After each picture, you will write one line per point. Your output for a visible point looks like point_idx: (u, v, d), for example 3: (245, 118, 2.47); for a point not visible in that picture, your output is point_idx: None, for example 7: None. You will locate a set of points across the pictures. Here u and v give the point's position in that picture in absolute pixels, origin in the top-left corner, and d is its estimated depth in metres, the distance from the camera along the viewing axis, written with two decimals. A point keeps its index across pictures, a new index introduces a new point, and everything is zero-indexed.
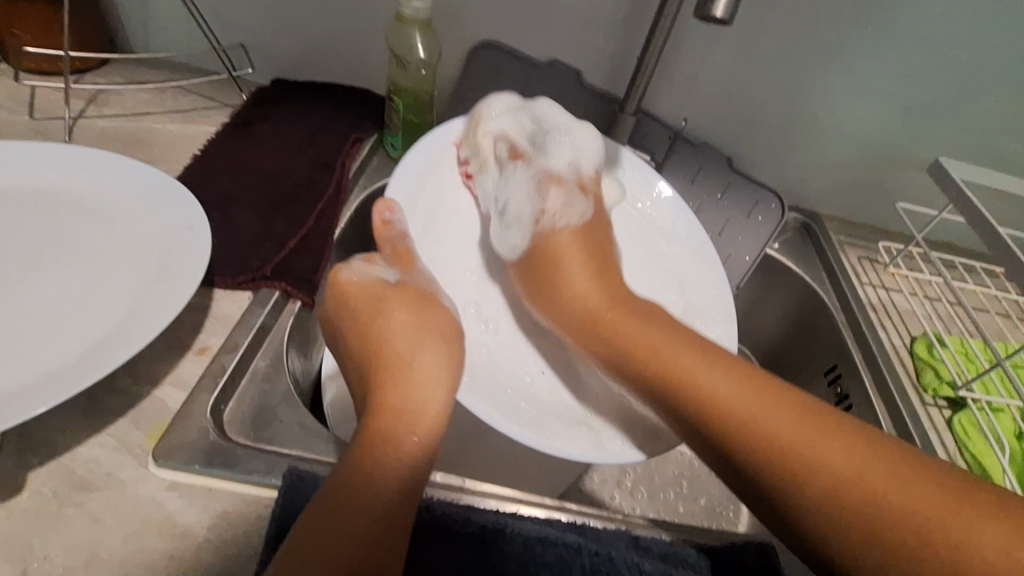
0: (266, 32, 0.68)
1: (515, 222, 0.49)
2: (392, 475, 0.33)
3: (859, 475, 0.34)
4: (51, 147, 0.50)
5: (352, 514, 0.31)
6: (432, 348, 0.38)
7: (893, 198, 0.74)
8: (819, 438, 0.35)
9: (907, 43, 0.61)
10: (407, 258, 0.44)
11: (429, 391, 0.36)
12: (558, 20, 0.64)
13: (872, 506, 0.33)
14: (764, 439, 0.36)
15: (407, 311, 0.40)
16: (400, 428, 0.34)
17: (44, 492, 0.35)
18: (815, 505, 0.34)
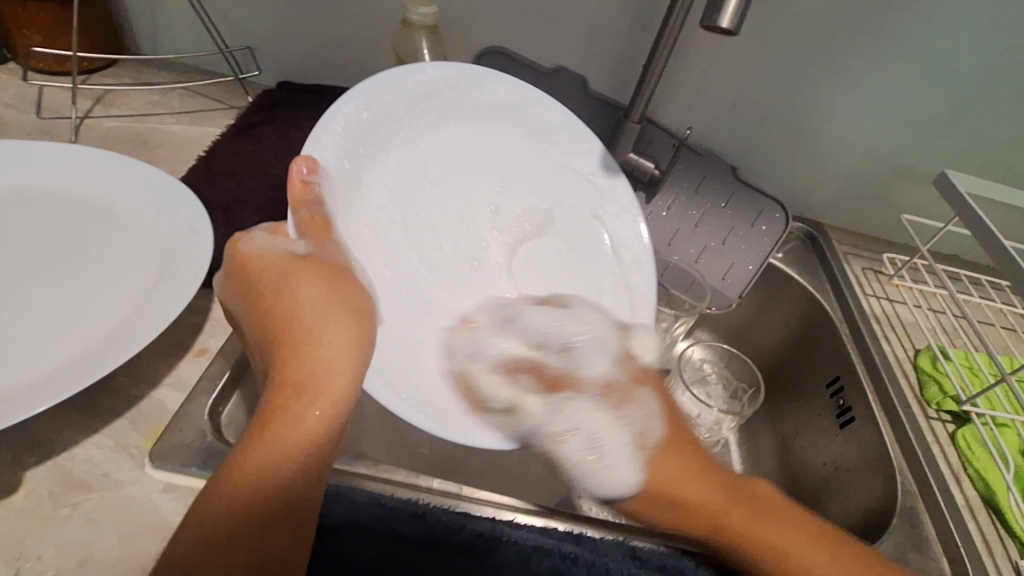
0: (273, 35, 0.68)
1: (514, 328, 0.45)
2: (268, 461, 0.30)
3: (797, 549, 0.37)
4: (54, 147, 0.50)
5: (240, 514, 0.29)
6: (335, 320, 0.35)
7: (899, 209, 0.74)
8: (774, 522, 0.38)
9: (914, 55, 0.61)
10: (322, 222, 0.38)
11: (332, 366, 0.33)
12: (563, 27, 0.64)
13: (757, 546, 0.37)
14: (710, 510, 0.38)
15: (315, 284, 0.36)
16: (294, 413, 0.31)
17: (41, 492, 0.35)
18: (764, 564, 0.37)
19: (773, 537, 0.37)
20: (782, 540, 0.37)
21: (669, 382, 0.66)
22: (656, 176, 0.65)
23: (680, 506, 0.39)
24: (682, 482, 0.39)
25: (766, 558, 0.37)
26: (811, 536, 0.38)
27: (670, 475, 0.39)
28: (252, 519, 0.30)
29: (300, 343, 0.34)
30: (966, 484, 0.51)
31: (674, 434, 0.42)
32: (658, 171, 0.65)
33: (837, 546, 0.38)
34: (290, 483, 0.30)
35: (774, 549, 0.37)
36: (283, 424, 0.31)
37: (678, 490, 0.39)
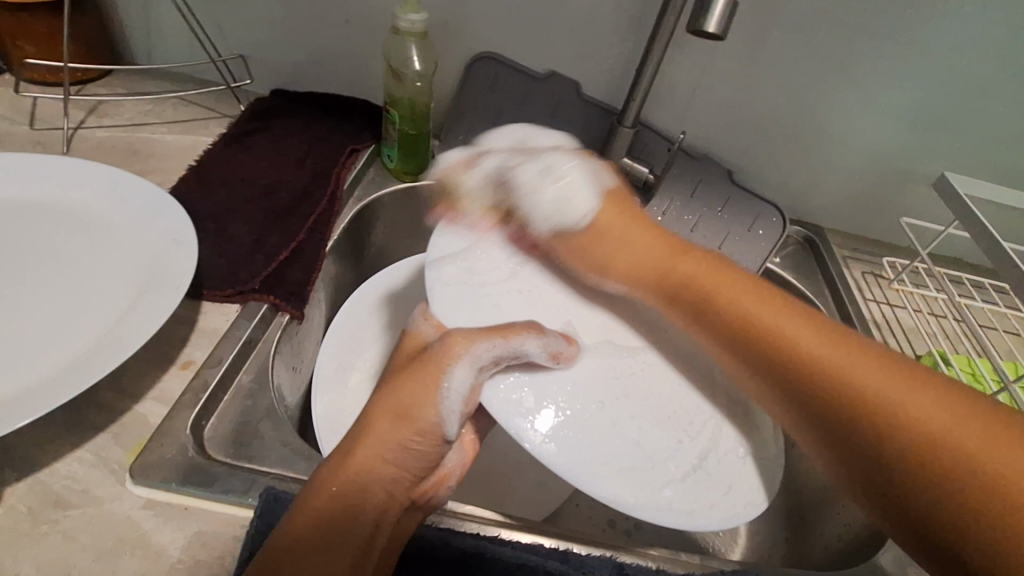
0: (264, 43, 0.68)
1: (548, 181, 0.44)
2: (331, 519, 0.31)
3: (880, 384, 0.33)
4: (44, 160, 0.50)
5: (305, 541, 0.30)
6: (423, 407, 0.33)
7: (899, 212, 0.72)
8: (831, 339, 0.36)
9: (911, 56, 0.60)
10: (434, 363, 0.34)
11: (415, 430, 0.33)
12: (555, 31, 0.63)
13: (956, 476, 0.29)
14: (803, 344, 0.36)
15: (422, 377, 0.34)
16: (379, 444, 0.33)
17: (21, 509, 0.35)
18: (807, 390, 0.35)
19: (903, 396, 0.32)
20: (950, 416, 0.31)
21: None
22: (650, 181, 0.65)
23: (831, 387, 0.34)
24: (847, 355, 0.35)
25: (902, 449, 0.31)
26: (908, 374, 0.33)
27: (833, 355, 0.35)
28: (330, 547, 0.31)
29: (403, 387, 0.34)
30: None
31: (814, 330, 0.36)
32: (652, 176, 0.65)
33: (891, 361, 0.34)
34: (365, 523, 0.32)
35: (930, 427, 0.31)
36: (324, 547, 0.30)
37: (828, 410, 0.34)
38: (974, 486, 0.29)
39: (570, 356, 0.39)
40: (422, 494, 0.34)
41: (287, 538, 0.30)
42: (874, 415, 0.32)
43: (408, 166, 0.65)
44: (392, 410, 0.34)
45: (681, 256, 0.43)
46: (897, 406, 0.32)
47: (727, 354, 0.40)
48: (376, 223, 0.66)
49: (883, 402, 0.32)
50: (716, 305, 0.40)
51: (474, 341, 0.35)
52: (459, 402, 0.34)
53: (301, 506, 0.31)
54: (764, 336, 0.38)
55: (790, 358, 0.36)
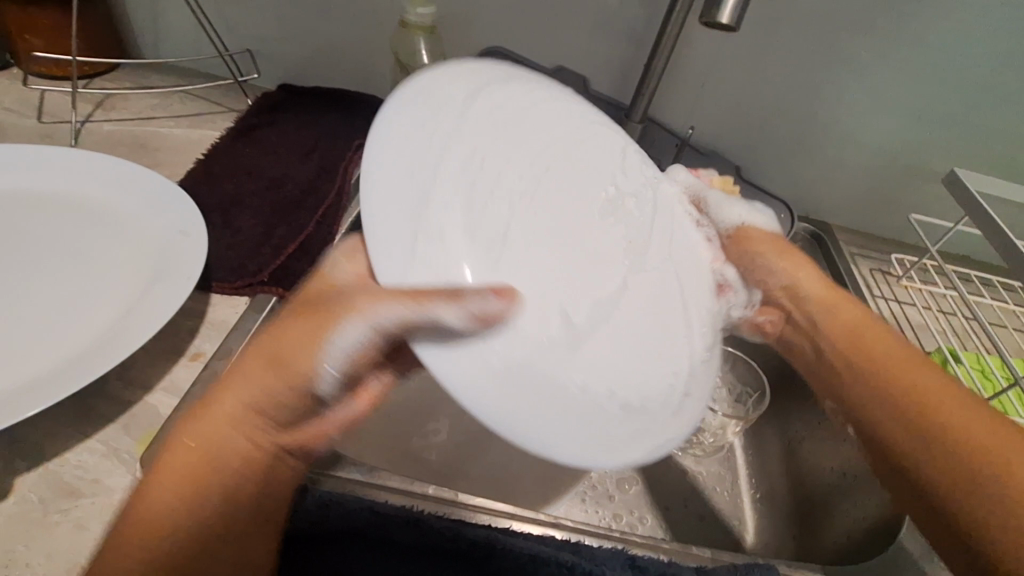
0: (272, 37, 0.68)
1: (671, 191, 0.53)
2: (190, 468, 0.27)
3: (938, 395, 0.38)
4: (53, 152, 0.50)
5: (164, 495, 0.27)
6: (306, 350, 0.29)
7: (907, 208, 0.72)
8: (910, 360, 0.41)
9: (921, 51, 0.59)
10: (316, 316, 0.30)
11: (291, 374, 0.29)
12: (564, 26, 0.63)
13: (975, 471, 0.34)
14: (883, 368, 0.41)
15: (302, 323, 0.30)
16: (242, 392, 0.29)
17: (32, 498, 0.35)
18: (889, 401, 0.40)
19: (925, 383, 0.39)
20: (981, 429, 0.35)
21: None
22: None
23: (902, 399, 0.39)
24: (915, 371, 0.40)
25: (924, 432, 0.37)
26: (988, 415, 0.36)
27: (914, 364, 0.40)
28: (193, 505, 0.27)
29: (283, 330, 0.30)
30: None
31: (904, 348, 0.42)
32: None
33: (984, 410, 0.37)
34: (224, 478, 0.28)
35: (946, 416, 0.37)
36: (186, 497, 0.27)
37: (903, 430, 0.38)
38: (998, 490, 0.33)
39: (501, 314, 0.30)
40: (298, 446, 0.31)
41: (154, 494, 0.27)
42: (945, 441, 0.36)
43: None
44: (267, 360, 0.30)
45: (802, 270, 0.51)
46: (934, 403, 0.38)
47: (834, 372, 0.45)
48: None
49: (928, 398, 0.38)
50: (824, 318, 0.47)
51: (371, 299, 0.30)
52: (343, 355, 0.29)
53: (166, 455, 0.28)
54: (865, 359, 0.43)
55: (893, 386, 0.40)
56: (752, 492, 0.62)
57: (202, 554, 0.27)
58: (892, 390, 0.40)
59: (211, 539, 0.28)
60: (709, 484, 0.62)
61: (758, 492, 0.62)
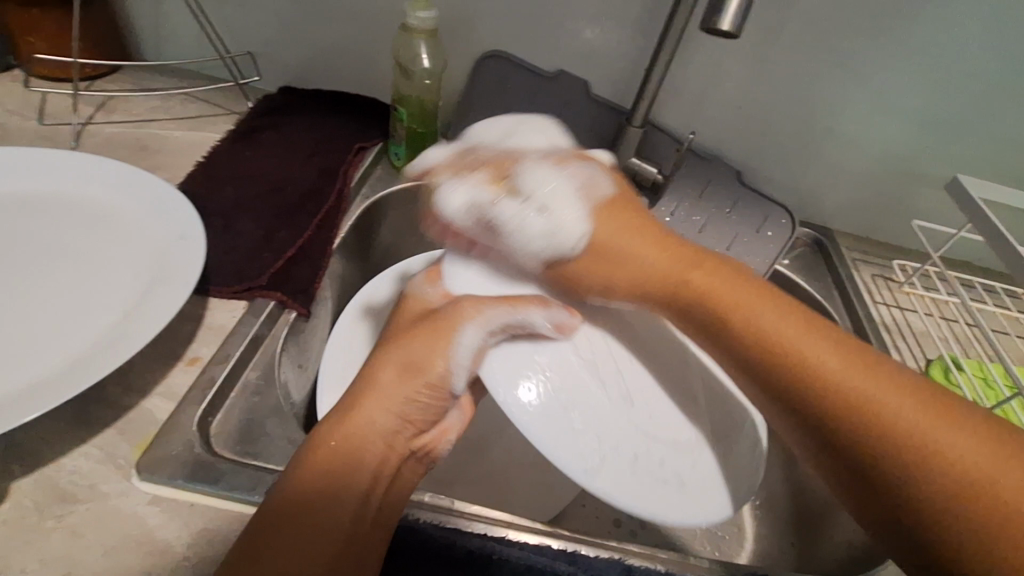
0: (273, 40, 0.68)
1: (533, 217, 0.40)
2: (330, 477, 0.31)
3: (837, 367, 0.32)
4: (52, 154, 0.50)
5: (310, 503, 0.31)
6: (436, 346, 0.36)
7: (909, 214, 0.72)
8: (802, 327, 0.35)
9: (923, 56, 0.59)
10: (429, 329, 0.36)
11: (427, 375, 0.35)
12: (564, 29, 0.63)
13: (926, 471, 0.29)
14: (808, 365, 0.33)
15: (427, 336, 0.36)
16: (377, 394, 0.34)
17: (28, 503, 0.35)
18: (817, 409, 0.32)
19: (858, 381, 0.32)
20: (916, 408, 0.31)
21: None
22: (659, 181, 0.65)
23: (835, 400, 0.32)
24: (821, 344, 0.34)
25: (889, 447, 0.30)
26: (903, 381, 0.32)
27: (816, 349, 0.33)
28: (320, 517, 0.31)
29: (412, 332, 0.37)
30: None
31: (796, 324, 0.35)
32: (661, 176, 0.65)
33: (935, 399, 0.31)
34: (365, 486, 0.32)
35: (880, 408, 0.31)
36: (333, 500, 0.31)
37: (845, 425, 0.31)
38: (962, 497, 0.28)
39: (572, 326, 0.40)
40: (424, 445, 0.36)
41: (298, 489, 0.31)
42: (880, 434, 0.30)
43: None
44: (399, 380, 0.35)
45: (691, 266, 0.39)
46: (852, 391, 0.32)
47: (692, 333, 0.39)
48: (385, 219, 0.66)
49: (843, 387, 0.32)
50: (630, 260, 0.40)
51: (484, 305, 0.37)
52: (467, 357, 0.36)
53: (314, 451, 0.32)
54: (738, 330, 0.36)
55: (790, 363, 0.34)
56: (752, 501, 0.63)
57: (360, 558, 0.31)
58: (825, 402, 0.32)
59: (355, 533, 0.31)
60: None
61: (758, 500, 0.63)
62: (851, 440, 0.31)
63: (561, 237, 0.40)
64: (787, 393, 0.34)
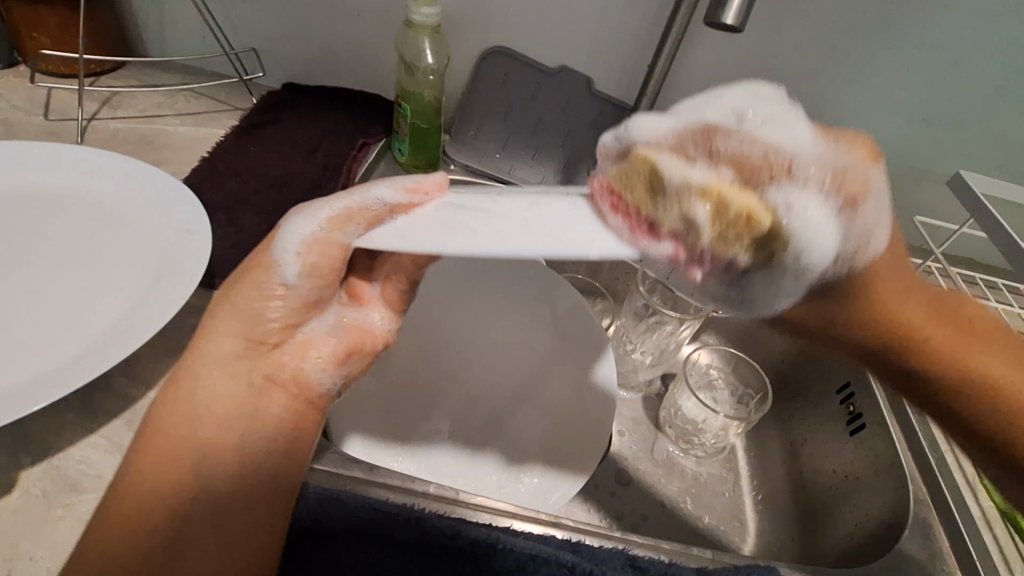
0: (277, 37, 0.69)
1: (733, 143, 0.31)
2: (177, 437, 0.31)
3: (919, 321, 0.36)
4: (61, 148, 0.50)
5: (152, 488, 0.30)
6: (257, 280, 0.34)
7: (911, 210, 0.72)
8: (916, 303, 0.36)
9: (924, 52, 0.59)
10: (254, 264, 0.35)
11: (258, 304, 0.34)
12: (567, 25, 0.63)
13: (979, 390, 0.35)
14: (900, 321, 0.35)
15: (247, 274, 0.35)
16: (210, 343, 0.34)
17: (36, 492, 0.35)
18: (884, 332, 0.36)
19: (928, 334, 0.36)
20: (959, 338, 0.36)
21: (675, 386, 0.66)
22: None
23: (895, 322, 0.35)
24: (909, 305, 0.35)
25: (932, 359, 0.36)
26: (968, 329, 0.36)
27: (904, 307, 0.35)
28: (156, 498, 0.30)
29: (245, 265, 0.36)
30: (982, 495, 0.50)
31: (920, 303, 0.36)
32: None
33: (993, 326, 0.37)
34: (204, 444, 0.32)
35: (947, 349, 0.35)
36: (168, 469, 0.31)
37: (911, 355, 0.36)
38: (984, 382, 0.35)
39: (432, 188, 0.33)
40: (279, 361, 0.35)
41: (134, 479, 0.30)
42: (927, 355, 0.36)
43: (418, 160, 0.65)
44: (239, 327, 0.34)
45: (892, 258, 0.34)
46: (917, 342, 0.36)
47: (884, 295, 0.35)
48: None
49: (921, 339, 0.35)
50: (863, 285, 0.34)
51: (318, 200, 0.35)
52: (297, 246, 0.34)
53: (145, 439, 0.31)
54: (867, 300, 0.35)
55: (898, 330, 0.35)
56: (754, 495, 0.63)
57: (191, 536, 0.30)
58: (910, 352, 0.36)
59: (214, 494, 0.31)
60: (709, 485, 0.63)
61: (760, 495, 0.63)
62: (905, 349, 0.36)
63: (753, 157, 0.30)
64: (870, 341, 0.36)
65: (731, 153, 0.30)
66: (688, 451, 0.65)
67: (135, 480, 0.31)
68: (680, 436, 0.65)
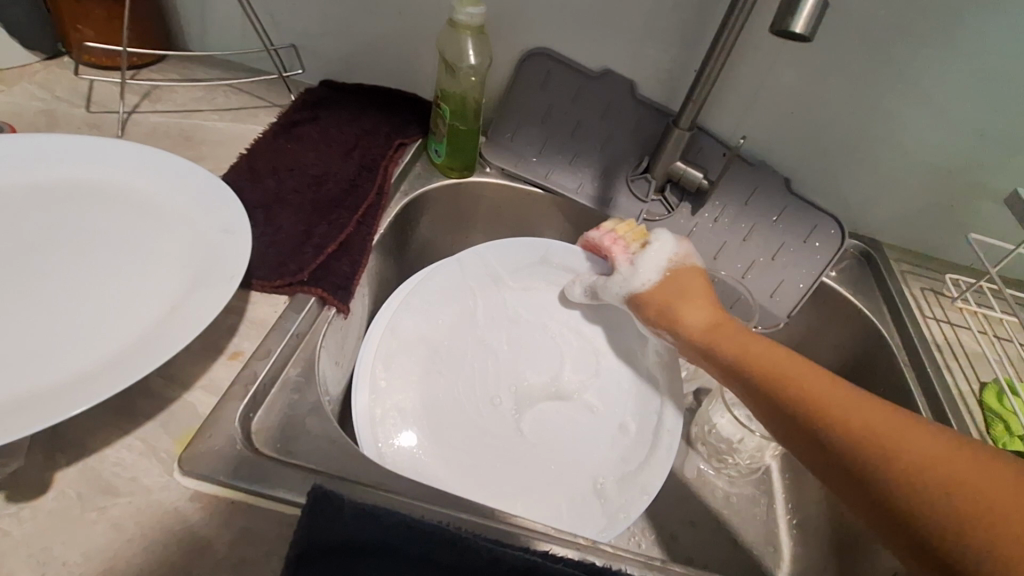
0: (317, 33, 0.68)
1: (643, 267, 0.55)
2: None
3: (865, 420, 0.40)
4: (108, 143, 0.50)
5: None
6: None
7: (964, 228, 0.69)
8: (820, 376, 0.44)
9: (989, 65, 0.56)
10: None
11: None
12: (611, 28, 0.61)
13: (926, 492, 0.36)
14: (704, 330, 0.50)
15: None
16: None
17: (72, 493, 0.35)
18: (806, 418, 0.42)
19: (849, 413, 0.41)
20: (913, 438, 0.38)
21: (708, 402, 0.65)
22: (704, 186, 0.64)
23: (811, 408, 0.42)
24: (809, 377, 0.44)
25: (864, 453, 0.39)
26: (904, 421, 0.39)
27: (782, 359, 0.46)
28: None
29: None
30: None
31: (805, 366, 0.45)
32: (706, 182, 0.63)
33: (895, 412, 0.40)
34: None
35: (882, 442, 0.39)
36: None
37: (845, 450, 0.40)
38: (930, 492, 0.36)
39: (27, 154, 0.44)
40: None
41: None
42: (856, 444, 0.39)
43: (455, 161, 0.65)
44: None
45: (731, 324, 0.50)
46: (829, 410, 0.41)
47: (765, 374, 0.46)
48: (419, 215, 0.66)
49: (856, 429, 0.40)
50: (692, 324, 0.51)
51: None
52: None
53: None
54: (793, 390, 0.44)
55: (759, 372, 0.46)
56: (789, 519, 0.62)
57: None
58: (815, 420, 0.42)
59: None
60: (741, 506, 0.62)
61: (795, 519, 0.61)
62: (837, 441, 0.40)
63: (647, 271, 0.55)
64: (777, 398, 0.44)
65: (640, 265, 0.55)
66: (720, 470, 0.64)
67: None
68: (712, 454, 0.64)
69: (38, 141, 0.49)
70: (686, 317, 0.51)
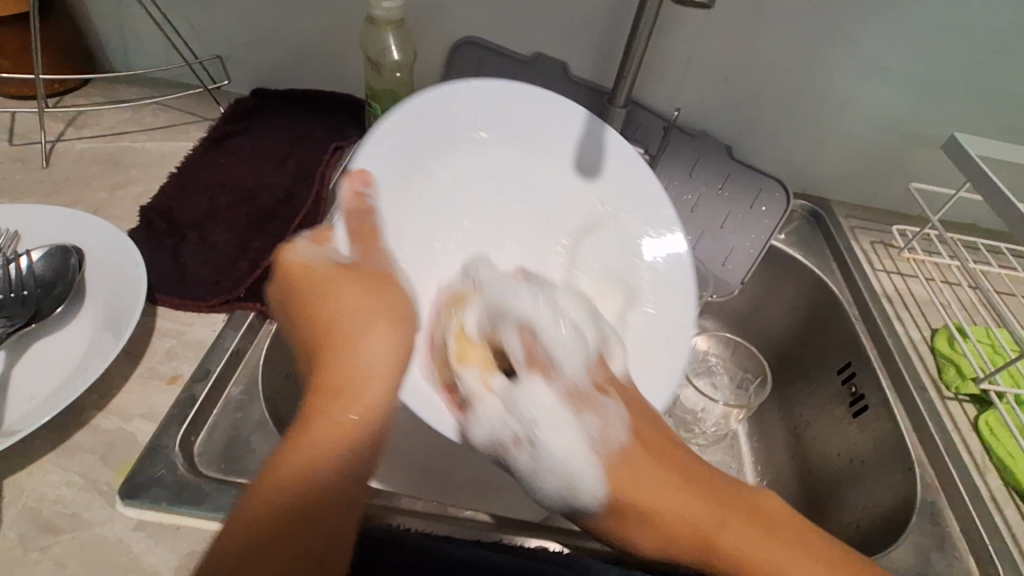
0: (242, 43, 0.66)
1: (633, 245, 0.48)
2: (303, 469, 0.27)
3: (719, 525, 0.33)
4: (108, 232, 0.48)
5: (272, 529, 0.27)
6: (374, 318, 0.31)
7: (907, 178, 0.70)
8: (690, 484, 0.34)
9: (913, 15, 0.56)
10: (358, 284, 0.32)
11: (366, 368, 0.29)
12: (537, 12, 0.61)
13: None
14: (663, 508, 0.33)
15: (359, 289, 0.32)
16: (332, 413, 0.28)
17: (10, 536, 0.34)
18: (697, 559, 0.34)
19: (750, 546, 0.33)
20: (769, 550, 0.33)
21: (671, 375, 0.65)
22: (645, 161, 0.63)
23: (635, 506, 0.33)
24: (723, 511, 0.33)
25: (701, 553, 0.33)
26: (809, 548, 0.33)
27: (683, 503, 0.33)
28: (289, 522, 0.27)
29: (316, 305, 0.31)
30: (990, 473, 0.49)
31: (698, 496, 0.34)
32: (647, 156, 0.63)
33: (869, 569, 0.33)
34: (339, 473, 0.28)
35: (750, 560, 0.32)
36: (296, 528, 0.27)
37: (669, 554, 0.34)
38: None
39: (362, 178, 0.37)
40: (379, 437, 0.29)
41: (290, 474, 0.27)
42: (677, 544, 0.33)
43: None
44: (348, 374, 0.29)
45: (658, 441, 0.36)
46: (743, 559, 0.32)
47: (671, 483, 0.34)
48: None
49: (745, 558, 0.33)
50: (654, 519, 0.33)
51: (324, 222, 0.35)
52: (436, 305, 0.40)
53: (308, 424, 0.28)
54: (669, 519, 0.33)
55: (692, 539, 0.33)
56: (759, 481, 0.62)
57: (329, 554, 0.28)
58: (719, 554, 0.33)
59: (291, 533, 0.27)
60: None
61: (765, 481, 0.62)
62: (700, 563, 0.33)
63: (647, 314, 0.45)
64: (673, 553, 0.34)
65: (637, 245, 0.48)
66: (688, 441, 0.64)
67: (262, 508, 0.27)
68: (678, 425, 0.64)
69: (25, 219, 0.48)
70: (635, 521, 0.34)
